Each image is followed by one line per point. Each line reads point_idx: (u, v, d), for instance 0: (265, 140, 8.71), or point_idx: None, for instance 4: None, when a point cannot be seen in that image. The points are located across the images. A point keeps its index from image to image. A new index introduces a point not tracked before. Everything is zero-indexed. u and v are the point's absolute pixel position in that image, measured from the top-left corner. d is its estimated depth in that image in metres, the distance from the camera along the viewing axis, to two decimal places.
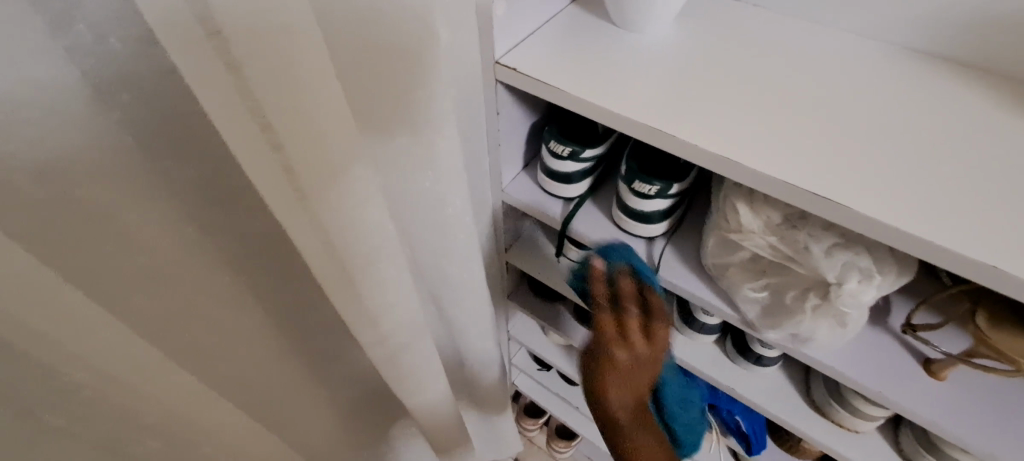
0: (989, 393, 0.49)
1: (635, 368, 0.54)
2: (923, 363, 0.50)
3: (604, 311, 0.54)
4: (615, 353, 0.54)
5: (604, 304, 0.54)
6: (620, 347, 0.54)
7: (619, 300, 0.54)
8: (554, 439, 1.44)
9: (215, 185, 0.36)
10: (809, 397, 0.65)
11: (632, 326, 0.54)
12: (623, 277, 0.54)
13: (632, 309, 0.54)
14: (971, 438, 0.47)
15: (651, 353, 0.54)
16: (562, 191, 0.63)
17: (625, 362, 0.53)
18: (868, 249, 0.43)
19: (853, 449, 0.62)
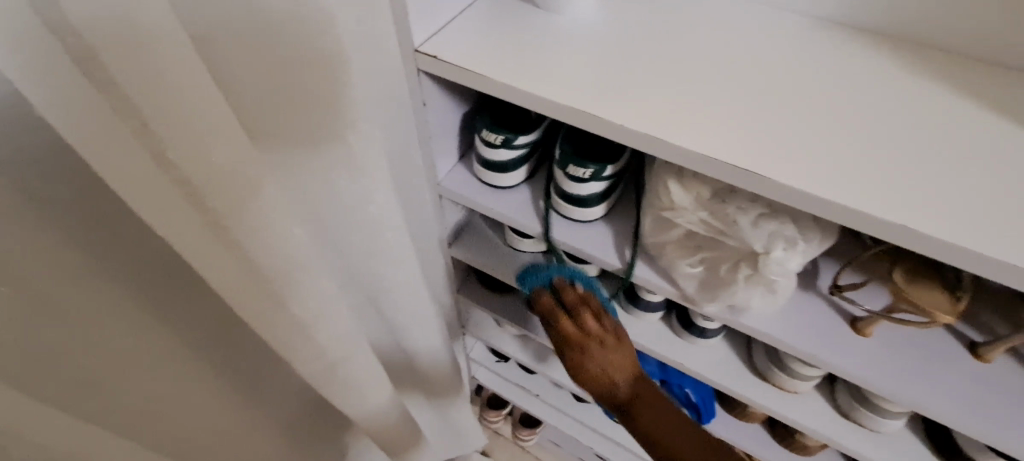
0: (911, 346, 0.52)
1: (612, 354, 0.59)
2: (849, 322, 0.53)
3: (564, 319, 0.60)
4: (591, 350, 0.59)
5: (562, 315, 0.60)
6: (595, 344, 0.59)
7: (571, 309, 0.61)
8: (519, 428, 1.45)
9: (79, 182, 0.34)
10: (752, 363, 0.67)
11: (593, 326, 0.60)
12: (566, 290, 0.61)
13: (586, 311, 0.60)
14: (891, 389, 0.50)
15: (608, 332, 0.59)
16: (500, 181, 0.62)
17: (601, 356, 0.59)
18: (793, 217, 0.44)
19: (793, 409, 0.65)
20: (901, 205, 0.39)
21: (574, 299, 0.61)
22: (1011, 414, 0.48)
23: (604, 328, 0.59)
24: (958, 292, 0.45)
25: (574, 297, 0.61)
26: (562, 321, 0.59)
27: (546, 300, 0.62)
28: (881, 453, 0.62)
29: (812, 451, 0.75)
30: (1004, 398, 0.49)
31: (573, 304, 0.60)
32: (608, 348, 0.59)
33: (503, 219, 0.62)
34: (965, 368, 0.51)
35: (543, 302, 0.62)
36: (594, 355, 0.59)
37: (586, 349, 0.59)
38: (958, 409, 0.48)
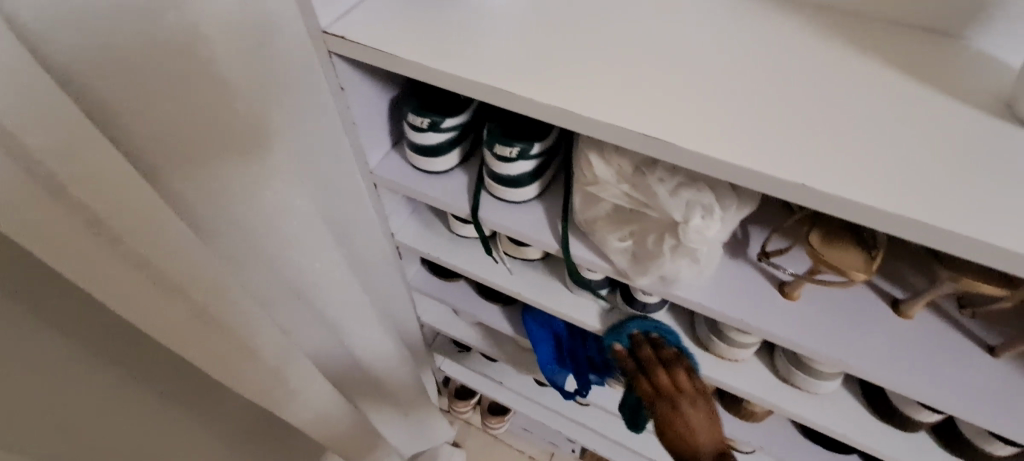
0: (836, 307, 0.53)
1: (705, 416, 0.56)
2: (777, 286, 0.54)
3: (662, 372, 0.61)
4: (683, 406, 0.58)
5: (661, 367, 0.61)
6: (686, 400, 0.58)
7: (667, 364, 0.62)
8: (488, 418, 1.45)
9: None
10: (694, 335, 0.68)
11: (687, 384, 0.61)
12: (665, 347, 0.64)
13: (681, 369, 0.62)
14: (817, 349, 0.51)
15: (704, 406, 0.58)
16: (431, 165, 0.61)
17: (691, 414, 0.56)
18: (710, 184, 0.45)
19: (735, 377, 0.66)
20: (808, 165, 0.39)
21: (676, 370, 0.62)
22: (930, 365, 0.50)
23: (697, 389, 0.60)
24: (872, 251, 0.47)
25: (676, 369, 0.62)
26: (658, 369, 0.61)
27: (645, 351, 0.63)
28: (819, 415, 0.64)
29: (759, 418, 0.77)
30: (926, 350, 0.51)
31: (672, 361, 0.62)
32: (698, 408, 0.57)
33: (438, 204, 0.61)
34: (887, 324, 0.52)
35: (642, 349, 0.63)
36: (685, 413, 0.57)
37: (677, 405, 0.57)
38: (881, 365, 0.50)
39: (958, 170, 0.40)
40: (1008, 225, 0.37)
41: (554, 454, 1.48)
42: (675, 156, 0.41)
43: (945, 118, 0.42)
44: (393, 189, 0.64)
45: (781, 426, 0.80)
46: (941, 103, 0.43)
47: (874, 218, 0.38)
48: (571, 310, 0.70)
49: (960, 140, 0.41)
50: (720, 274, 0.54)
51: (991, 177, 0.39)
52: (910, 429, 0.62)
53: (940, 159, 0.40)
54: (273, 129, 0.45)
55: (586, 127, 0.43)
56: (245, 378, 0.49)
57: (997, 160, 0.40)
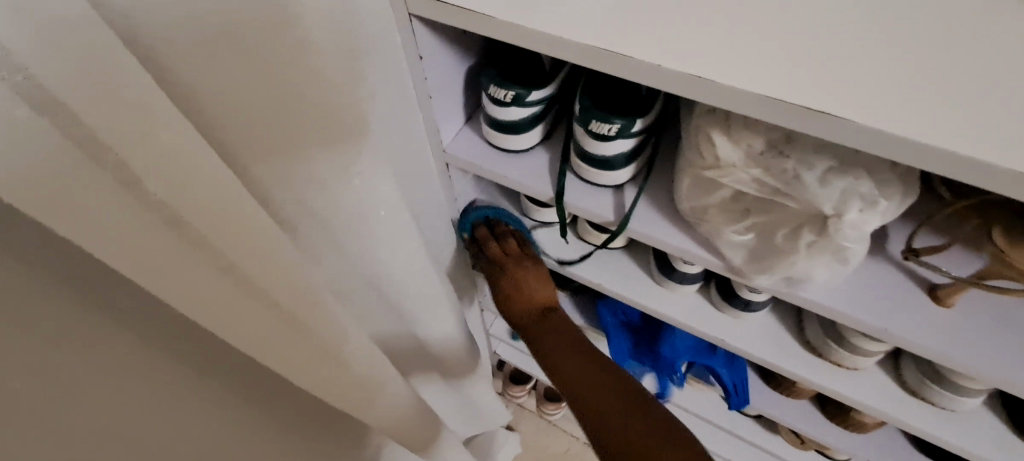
0: (1007, 318, 0.44)
1: (531, 279, 0.66)
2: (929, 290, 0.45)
3: (494, 249, 0.65)
4: (514, 275, 0.65)
5: (491, 243, 0.66)
6: (516, 269, 0.65)
7: (502, 237, 0.66)
8: (545, 403, 1.42)
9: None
10: (802, 337, 0.60)
11: (518, 253, 0.66)
12: (500, 224, 0.67)
13: (513, 241, 0.66)
14: (985, 370, 0.42)
15: (535, 269, 0.66)
16: (512, 143, 0.55)
17: (526, 280, 0.66)
18: (873, 169, 0.37)
19: (852, 386, 0.58)
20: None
21: (508, 241, 0.65)
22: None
23: (527, 256, 0.66)
24: None
25: (507, 241, 0.65)
26: (491, 249, 0.65)
27: (482, 232, 0.66)
28: (957, 437, 0.55)
29: (868, 429, 0.69)
30: None
31: (503, 236, 0.66)
32: (526, 272, 0.66)
33: (518, 187, 0.55)
34: None
35: (479, 232, 0.66)
36: (519, 280, 0.66)
37: (510, 276, 0.65)
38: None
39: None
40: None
41: None
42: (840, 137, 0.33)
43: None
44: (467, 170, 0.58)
45: (891, 439, 0.71)
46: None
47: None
48: (659, 304, 0.63)
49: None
50: (854, 273, 0.46)
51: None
52: None
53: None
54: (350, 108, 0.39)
55: (719, 101, 0.35)
56: (315, 380, 0.45)
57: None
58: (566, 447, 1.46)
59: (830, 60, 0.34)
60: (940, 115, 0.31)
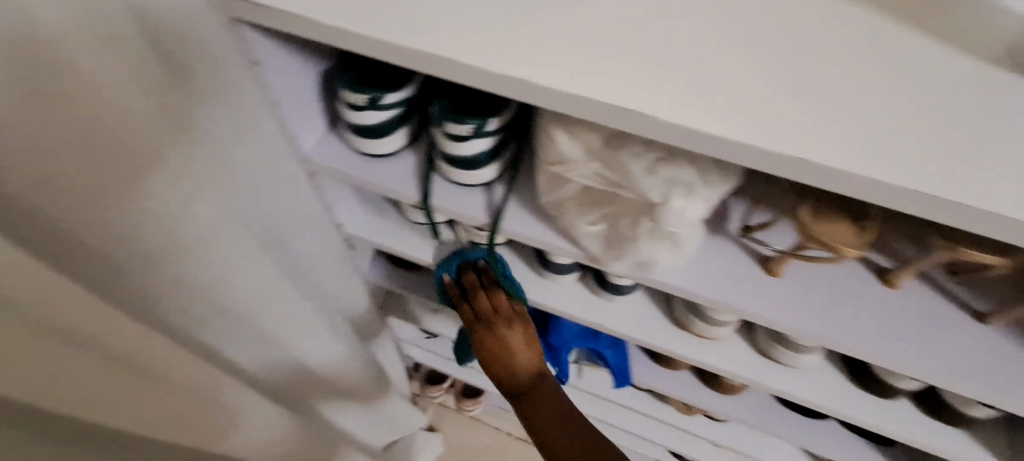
0: (829, 285, 0.50)
1: (515, 336, 0.65)
2: (761, 263, 0.50)
3: (483, 300, 0.64)
4: (500, 330, 0.64)
5: (480, 294, 0.64)
6: (502, 324, 0.65)
7: (490, 289, 0.64)
8: (463, 400, 1.44)
9: None
10: (668, 312, 0.64)
11: (506, 308, 0.65)
12: (487, 271, 0.65)
13: (502, 295, 0.64)
14: (807, 328, 0.47)
15: (526, 328, 0.65)
16: (376, 149, 0.54)
17: (512, 336, 0.65)
18: (695, 161, 0.40)
19: (713, 355, 0.63)
20: (806, 134, 0.34)
21: (500, 293, 0.64)
22: (924, 334, 0.47)
23: (514, 311, 0.65)
24: (863, 223, 0.43)
25: (499, 293, 0.64)
26: (479, 301, 0.63)
27: (471, 278, 0.64)
28: (804, 389, 0.61)
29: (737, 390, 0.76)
30: (922, 323, 0.48)
31: (493, 288, 0.64)
32: (513, 330, 0.65)
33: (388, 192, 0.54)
34: (881, 299, 0.49)
35: (468, 279, 0.64)
36: (502, 335, 0.65)
37: (494, 329, 0.64)
38: (874, 340, 0.47)
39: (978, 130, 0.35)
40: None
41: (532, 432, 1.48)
42: (648, 129, 0.36)
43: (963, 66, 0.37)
44: (333, 177, 0.56)
45: (760, 397, 0.78)
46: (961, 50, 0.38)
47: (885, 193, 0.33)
48: (540, 297, 0.65)
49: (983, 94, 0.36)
50: (699, 254, 0.50)
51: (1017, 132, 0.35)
52: (895, 396, 0.62)
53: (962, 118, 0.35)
54: (137, 110, 0.40)
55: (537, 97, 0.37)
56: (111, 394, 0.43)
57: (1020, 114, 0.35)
58: (488, 440, 1.48)
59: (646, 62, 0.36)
60: (736, 107, 0.35)
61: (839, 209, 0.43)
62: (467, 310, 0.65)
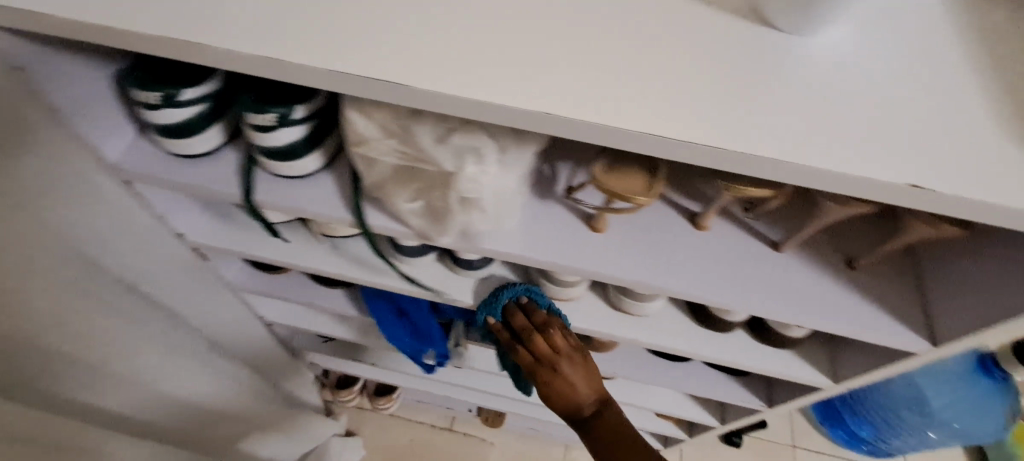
0: (738, 260, 0.56)
1: (578, 371, 0.67)
2: (688, 218, 0.58)
3: (538, 341, 0.67)
4: (561, 367, 0.67)
5: (533, 335, 0.67)
6: (564, 362, 0.66)
7: (541, 328, 0.67)
8: (379, 401, 1.38)
9: None
10: (603, 292, 0.71)
11: (563, 344, 0.67)
12: (536, 312, 0.67)
13: (555, 332, 0.67)
14: (723, 299, 0.54)
15: (584, 359, 0.67)
16: (287, 168, 0.54)
17: (571, 371, 0.67)
18: None
19: (635, 328, 0.70)
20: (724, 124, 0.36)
21: (553, 331, 0.67)
22: (817, 293, 0.55)
23: (572, 347, 0.67)
24: (770, 184, 0.48)
25: (554, 331, 0.67)
26: (537, 344, 0.66)
27: (519, 320, 0.67)
28: (715, 349, 0.68)
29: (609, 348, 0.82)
30: (818, 286, 0.56)
31: (546, 327, 0.67)
32: (574, 364, 0.67)
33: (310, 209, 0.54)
34: (782, 268, 0.56)
35: (517, 321, 0.67)
36: (565, 372, 0.67)
37: (557, 369, 0.66)
38: (776, 303, 0.54)
39: (854, 113, 0.39)
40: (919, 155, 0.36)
41: (453, 421, 1.47)
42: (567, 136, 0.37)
43: (846, 57, 0.42)
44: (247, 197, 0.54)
45: (671, 360, 0.85)
46: (843, 34, 0.42)
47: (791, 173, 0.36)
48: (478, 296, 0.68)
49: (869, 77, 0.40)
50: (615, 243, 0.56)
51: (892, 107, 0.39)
52: (792, 347, 0.69)
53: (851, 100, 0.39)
54: None
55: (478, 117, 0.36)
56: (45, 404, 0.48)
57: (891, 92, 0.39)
58: (410, 435, 1.44)
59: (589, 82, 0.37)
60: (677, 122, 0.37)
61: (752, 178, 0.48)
62: (525, 349, 0.68)
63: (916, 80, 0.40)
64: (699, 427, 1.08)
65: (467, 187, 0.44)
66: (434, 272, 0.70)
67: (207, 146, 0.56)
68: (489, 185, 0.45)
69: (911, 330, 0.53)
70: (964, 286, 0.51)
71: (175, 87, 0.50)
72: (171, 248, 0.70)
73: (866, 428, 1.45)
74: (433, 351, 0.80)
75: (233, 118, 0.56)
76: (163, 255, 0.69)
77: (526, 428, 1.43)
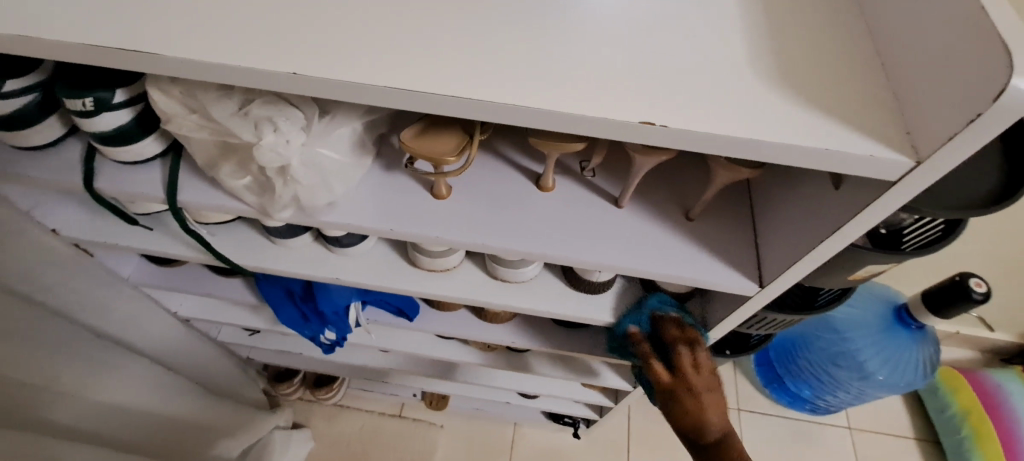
0: (577, 215, 0.58)
1: (712, 395, 0.64)
2: (534, 180, 0.59)
3: (684, 357, 0.65)
4: (699, 389, 0.64)
5: (685, 348, 0.65)
6: (703, 383, 0.64)
7: (690, 344, 0.65)
8: (318, 390, 1.41)
9: None
10: (479, 262, 0.72)
11: (705, 366, 0.65)
12: (687, 328, 0.66)
13: (702, 352, 0.65)
14: (559, 254, 0.55)
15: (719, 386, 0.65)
16: (124, 153, 0.55)
17: (705, 394, 0.64)
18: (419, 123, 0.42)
19: (509, 294, 0.70)
20: (473, 71, 0.37)
21: (701, 351, 0.65)
22: (655, 243, 0.56)
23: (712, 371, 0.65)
24: (580, 137, 0.50)
25: (702, 350, 0.65)
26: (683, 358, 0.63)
27: (668, 332, 0.65)
28: (586, 309, 0.70)
29: (501, 319, 0.84)
30: (655, 236, 0.57)
31: (695, 344, 0.65)
32: (710, 389, 0.64)
33: (155, 194, 0.56)
34: (621, 219, 0.57)
35: (668, 332, 0.65)
36: (701, 394, 0.64)
37: (695, 389, 0.64)
38: (612, 255, 0.55)
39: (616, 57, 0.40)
40: (665, 91, 0.37)
41: (402, 406, 1.49)
42: (326, 95, 0.38)
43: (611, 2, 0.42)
44: (97, 187, 0.56)
45: (570, 327, 0.85)
46: None
47: (541, 118, 0.37)
48: (352, 272, 0.70)
49: (631, 19, 0.41)
50: (457, 209, 0.57)
51: (648, 48, 0.40)
52: None
53: (608, 44, 0.40)
54: None
55: (236, 75, 0.37)
56: None
57: (648, 36, 0.41)
58: (360, 425, 1.45)
59: (343, 35, 0.38)
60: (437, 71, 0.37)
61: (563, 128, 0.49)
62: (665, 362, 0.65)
63: (678, 20, 0.42)
64: (622, 394, 1.11)
65: (267, 157, 0.45)
66: (308, 251, 0.71)
67: (47, 136, 0.57)
68: (294, 152, 0.46)
69: (741, 273, 0.55)
70: (779, 224, 0.53)
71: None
72: (47, 247, 0.70)
73: (805, 387, 1.49)
74: (325, 332, 0.82)
75: (66, 109, 0.56)
76: (40, 253, 0.69)
77: (472, 410, 1.45)
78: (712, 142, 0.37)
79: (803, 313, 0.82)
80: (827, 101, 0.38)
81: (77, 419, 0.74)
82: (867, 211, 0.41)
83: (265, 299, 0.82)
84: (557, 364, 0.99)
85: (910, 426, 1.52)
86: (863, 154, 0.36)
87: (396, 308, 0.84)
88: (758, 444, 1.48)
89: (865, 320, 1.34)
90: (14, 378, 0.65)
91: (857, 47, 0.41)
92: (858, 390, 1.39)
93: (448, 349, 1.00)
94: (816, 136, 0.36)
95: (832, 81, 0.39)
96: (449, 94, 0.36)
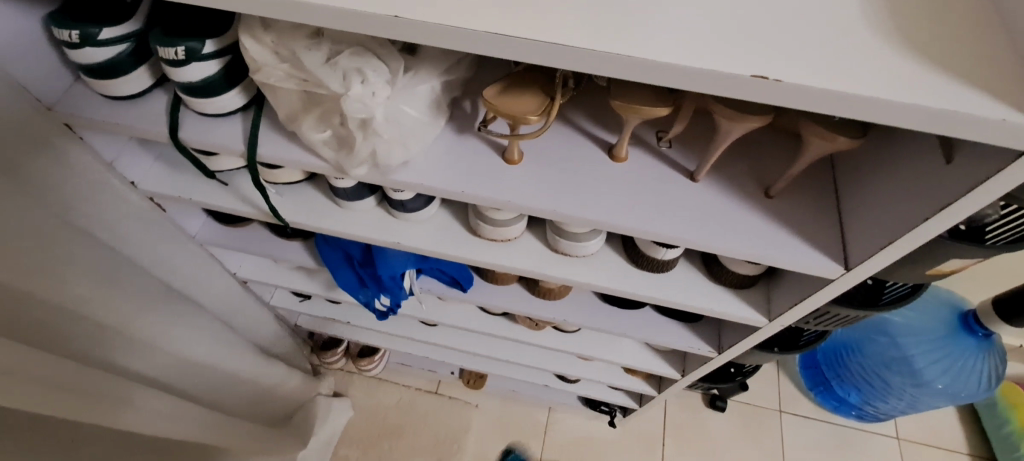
0: (650, 186, 0.56)
1: None
2: (607, 150, 0.58)
3: None
4: None
5: None
6: None
7: None
8: (359, 360, 1.43)
9: None
10: (539, 233, 0.72)
11: None
12: None
13: None
14: (631, 224, 0.54)
15: None
16: (209, 106, 0.56)
17: None
18: None
19: (570, 267, 0.69)
20: (575, 19, 0.36)
21: None
22: (732, 220, 0.54)
23: None
24: (665, 102, 0.48)
25: None
26: None
27: None
28: (647, 287, 0.68)
29: (554, 295, 0.83)
30: (732, 210, 0.55)
31: None
32: None
33: (235, 147, 0.57)
34: (696, 192, 0.56)
35: None
36: None
37: None
38: (687, 229, 0.53)
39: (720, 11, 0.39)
40: (773, 45, 0.36)
41: (439, 382, 1.51)
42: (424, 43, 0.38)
43: None
44: (181, 138, 0.57)
45: (624, 308, 0.84)
46: None
47: (643, 68, 0.35)
48: (413, 237, 0.70)
49: None
50: (528, 175, 0.56)
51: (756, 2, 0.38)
52: (726, 285, 0.69)
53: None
54: None
55: (339, 19, 0.37)
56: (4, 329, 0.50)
57: None
58: (398, 398, 1.48)
59: None
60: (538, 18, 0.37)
61: (650, 90, 0.48)
62: None
63: None
64: (667, 383, 1.08)
65: (354, 108, 0.46)
66: (371, 215, 0.71)
67: (137, 85, 0.58)
68: (378, 105, 0.47)
69: (823, 253, 0.52)
70: (869, 204, 0.50)
71: (96, 27, 0.51)
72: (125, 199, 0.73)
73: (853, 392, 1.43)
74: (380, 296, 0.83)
75: (155, 60, 0.58)
76: (117, 204, 0.72)
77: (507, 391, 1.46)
78: (823, 100, 0.35)
79: (873, 309, 0.78)
80: (950, 63, 0.36)
81: (145, 366, 0.77)
82: (981, 186, 0.39)
83: (324, 262, 0.83)
84: (605, 346, 0.98)
85: (964, 441, 1.45)
86: (991, 118, 0.34)
87: (450, 278, 0.84)
88: (800, 447, 1.43)
89: (924, 324, 1.28)
90: (98, 320, 0.68)
91: (981, 8, 0.38)
92: (912, 397, 1.33)
93: (495, 325, 1.00)
94: (939, 98, 0.34)
95: (953, 43, 0.37)
96: (553, 40, 0.35)
